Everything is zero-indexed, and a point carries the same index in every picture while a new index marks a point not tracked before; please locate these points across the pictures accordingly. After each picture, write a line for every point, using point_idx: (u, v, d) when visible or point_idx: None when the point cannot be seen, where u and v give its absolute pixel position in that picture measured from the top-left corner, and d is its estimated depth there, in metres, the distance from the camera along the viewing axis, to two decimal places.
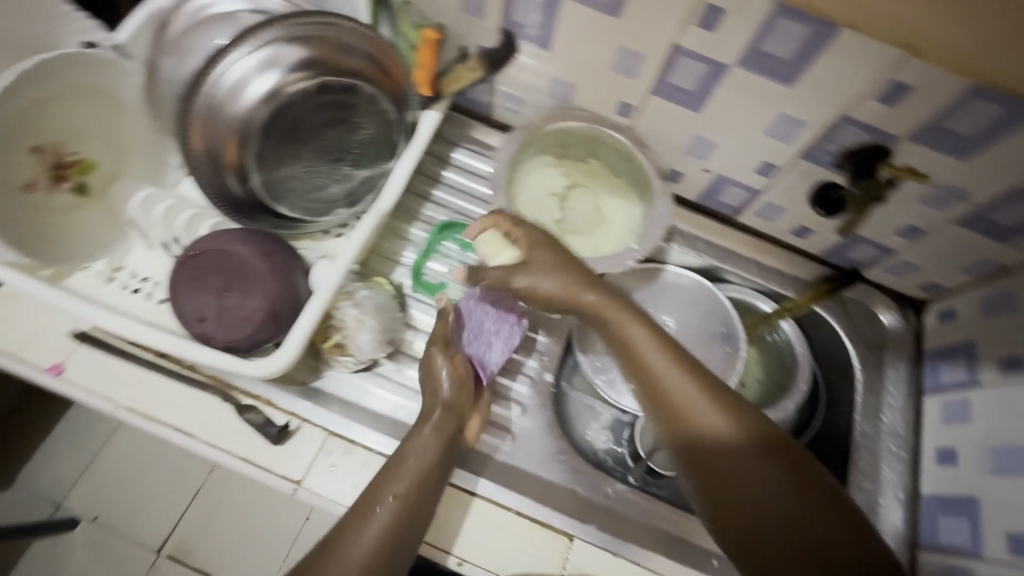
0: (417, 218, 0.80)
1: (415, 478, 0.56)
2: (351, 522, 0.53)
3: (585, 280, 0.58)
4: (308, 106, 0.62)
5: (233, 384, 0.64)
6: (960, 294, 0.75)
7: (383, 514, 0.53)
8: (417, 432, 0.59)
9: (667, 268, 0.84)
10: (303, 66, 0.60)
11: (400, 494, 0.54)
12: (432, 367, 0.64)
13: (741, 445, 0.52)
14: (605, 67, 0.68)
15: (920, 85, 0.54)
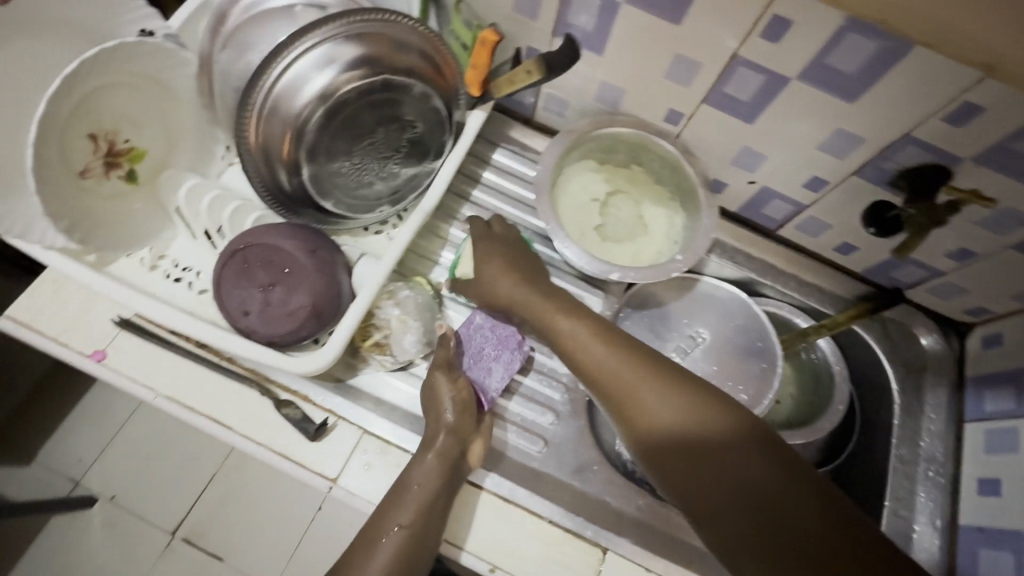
0: (455, 217, 0.79)
1: (418, 511, 0.56)
2: (363, 547, 0.55)
3: (532, 287, 0.65)
4: (363, 105, 0.59)
5: (271, 378, 0.64)
6: (1008, 320, 0.73)
7: (386, 547, 0.54)
8: (421, 457, 0.59)
9: (702, 279, 0.84)
10: (360, 63, 0.58)
11: (405, 525, 0.55)
12: (434, 390, 0.63)
13: (678, 419, 0.52)
14: (657, 75, 0.67)
15: (991, 106, 0.53)
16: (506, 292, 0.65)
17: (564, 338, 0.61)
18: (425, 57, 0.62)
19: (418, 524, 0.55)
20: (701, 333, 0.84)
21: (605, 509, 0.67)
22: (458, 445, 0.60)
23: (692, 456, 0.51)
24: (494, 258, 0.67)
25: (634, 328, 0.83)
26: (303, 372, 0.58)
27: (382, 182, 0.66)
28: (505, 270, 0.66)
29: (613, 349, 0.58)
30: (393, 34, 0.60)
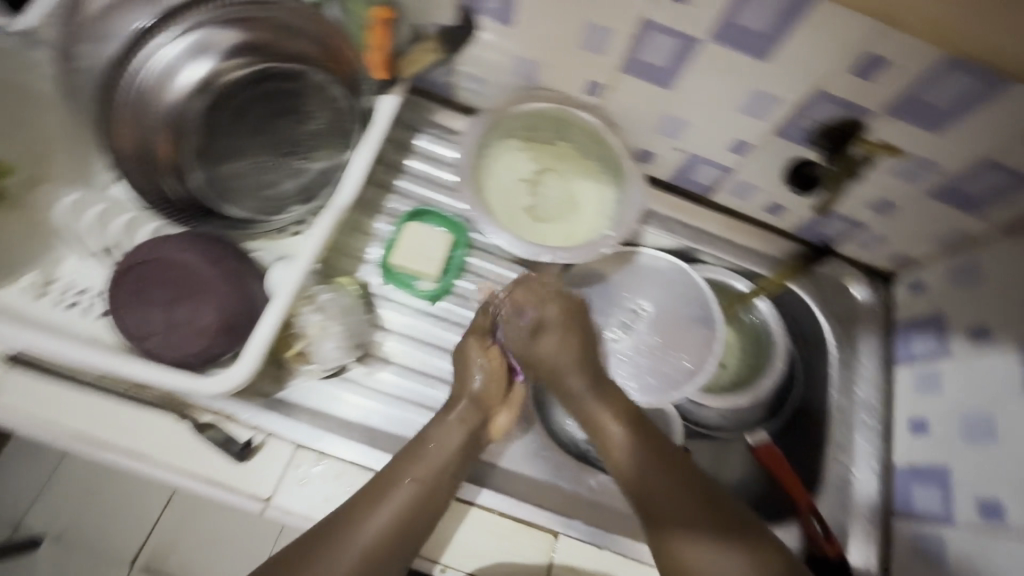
0: (379, 211, 0.75)
1: (429, 472, 0.58)
2: (375, 496, 0.55)
3: (584, 358, 0.66)
4: (247, 96, 0.61)
5: (189, 402, 0.60)
6: (928, 265, 0.76)
7: (392, 502, 0.55)
8: (441, 420, 0.62)
9: (642, 251, 0.83)
10: (238, 51, 0.58)
11: (416, 481, 0.57)
12: (467, 359, 0.66)
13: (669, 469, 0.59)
14: (572, 45, 0.64)
15: (896, 58, 0.53)
16: (547, 355, 0.66)
17: (600, 415, 0.63)
18: (320, 44, 0.61)
19: (431, 485, 0.57)
20: (642, 305, 0.83)
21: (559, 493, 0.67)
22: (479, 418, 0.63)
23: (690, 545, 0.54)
24: (555, 321, 0.66)
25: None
26: (219, 393, 0.53)
27: (287, 180, 0.64)
28: (559, 336, 0.66)
29: (643, 439, 0.61)
30: (286, 19, 0.59)
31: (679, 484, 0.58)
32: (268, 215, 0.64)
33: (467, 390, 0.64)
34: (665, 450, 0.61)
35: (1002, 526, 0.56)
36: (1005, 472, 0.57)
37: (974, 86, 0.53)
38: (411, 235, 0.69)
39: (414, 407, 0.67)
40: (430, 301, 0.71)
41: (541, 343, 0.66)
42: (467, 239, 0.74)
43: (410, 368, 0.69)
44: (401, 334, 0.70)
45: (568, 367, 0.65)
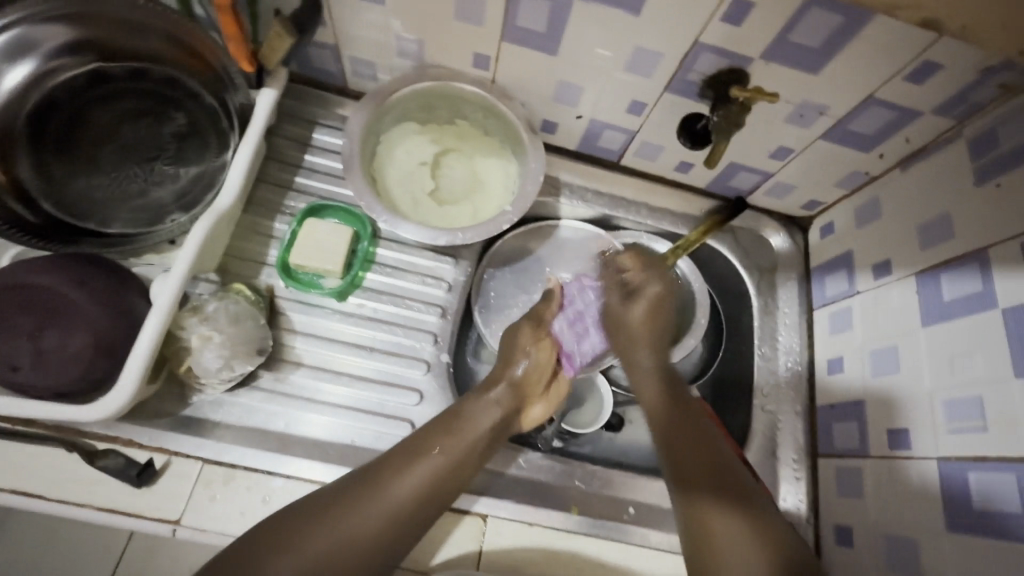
0: (279, 211, 0.72)
1: (460, 442, 0.59)
2: (400, 466, 0.56)
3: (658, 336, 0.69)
4: (92, 102, 0.60)
5: (81, 431, 0.58)
6: (836, 207, 0.76)
7: (426, 465, 0.56)
8: (479, 396, 0.64)
9: (560, 224, 0.82)
10: (67, 52, 0.57)
11: (443, 448, 0.58)
12: (510, 346, 0.69)
13: (712, 453, 0.59)
14: (447, 17, 0.62)
15: (760, 1, 0.52)
16: (631, 329, 0.69)
17: (669, 389, 0.66)
18: (172, 39, 0.59)
19: (459, 452, 0.58)
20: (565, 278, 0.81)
21: (487, 476, 0.66)
22: (517, 401, 0.66)
23: (714, 522, 0.54)
24: (648, 295, 0.70)
25: (500, 286, 0.80)
26: (104, 417, 0.52)
27: (160, 188, 0.62)
28: (643, 316, 0.69)
29: (689, 425, 0.62)
30: (127, 15, 0.56)
31: (717, 468, 0.58)
32: (146, 227, 0.61)
33: (504, 374, 0.66)
34: (709, 436, 0.61)
35: (908, 452, 0.58)
36: (907, 401, 0.59)
37: (839, 23, 0.52)
38: (311, 231, 0.67)
39: (328, 407, 0.65)
40: (340, 299, 0.70)
41: (627, 312, 0.70)
42: (372, 229, 0.72)
43: (323, 368, 0.67)
44: (310, 336, 0.68)
45: (642, 337, 0.69)
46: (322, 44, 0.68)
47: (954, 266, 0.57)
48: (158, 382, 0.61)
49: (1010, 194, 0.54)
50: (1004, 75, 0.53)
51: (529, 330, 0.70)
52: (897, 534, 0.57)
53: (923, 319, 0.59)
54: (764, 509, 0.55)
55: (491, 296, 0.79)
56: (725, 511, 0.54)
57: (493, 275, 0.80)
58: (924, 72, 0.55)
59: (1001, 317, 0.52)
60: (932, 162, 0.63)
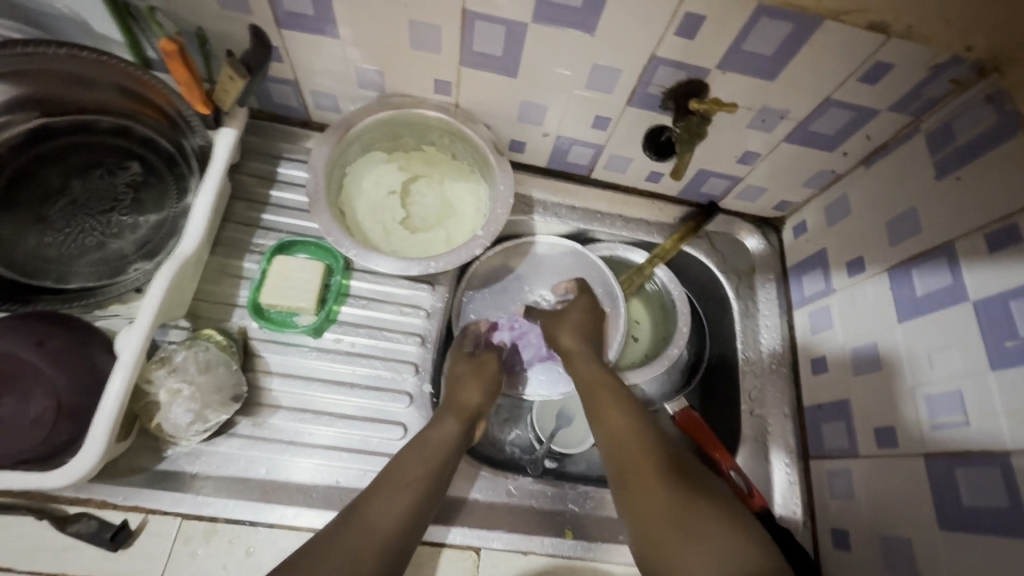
0: (248, 250, 0.71)
1: (432, 465, 0.57)
2: (382, 495, 0.53)
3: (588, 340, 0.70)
4: (41, 158, 0.61)
5: (52, 496, 0.56)
6: (807, 206, 0.77)
7: (405, 494, 0.53)
8: (442, 419, 0.62)
9: (536, 240, 0.80)
10: (17, 107, 0.59)
11: (420, 474, 0.55)
12: (482, 376, 0.68)
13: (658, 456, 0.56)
14: (404, 46, 0.61)
15: (712, 13, 0.52)
16: (566, 349, 0.70)
17: (608, 385, 0.64)
18: (121, 89, 0.60)
19: (434, 475, 0.56)
20: (543, 296, 0.79)
21: (478, 507, 0.64)
22: (473, 424, 0.64)
23: (665, 517, 0.52)
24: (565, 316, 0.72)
25: (480, 308, 0.78)
26: (76, 478, 0.51)
27: (120, 238, 0.61)
28: (574, 334, 0.70)
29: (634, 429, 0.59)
30: (73, 69, 0.57)
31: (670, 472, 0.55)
32: (108, 279, 0.59)
33: (467, 400, 0.65)
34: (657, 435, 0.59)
35: (895, 450, 0.58)
36: (890, 398, 0.59)
37: (791, 30, 0.53)
38: (282, 268, 0.66)
39: (307, 448, 0.63)
40: (317, 335, 0.68)
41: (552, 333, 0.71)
42: (344, 262, 0.71)
43: (301, 409, 0.65)
44: (287, 376, 0.66)
45: (567, 343, 0.69)
46: (281, 80, 0.68)
47: (923, 261, 0.58)
48: (130, 439, 0.59)
49: (971, 186, 0.54)
50: (955, 70, 0.54)
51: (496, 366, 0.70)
52: (891, 534, 0.57)
53: (899, 315, 0.60)
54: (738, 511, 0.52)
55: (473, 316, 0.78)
56: (695, 516, 0.50)
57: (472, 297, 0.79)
58: (878, 72, 0.56)
59: (973, 309, 0.52)
60: (895, 158, 0.63)
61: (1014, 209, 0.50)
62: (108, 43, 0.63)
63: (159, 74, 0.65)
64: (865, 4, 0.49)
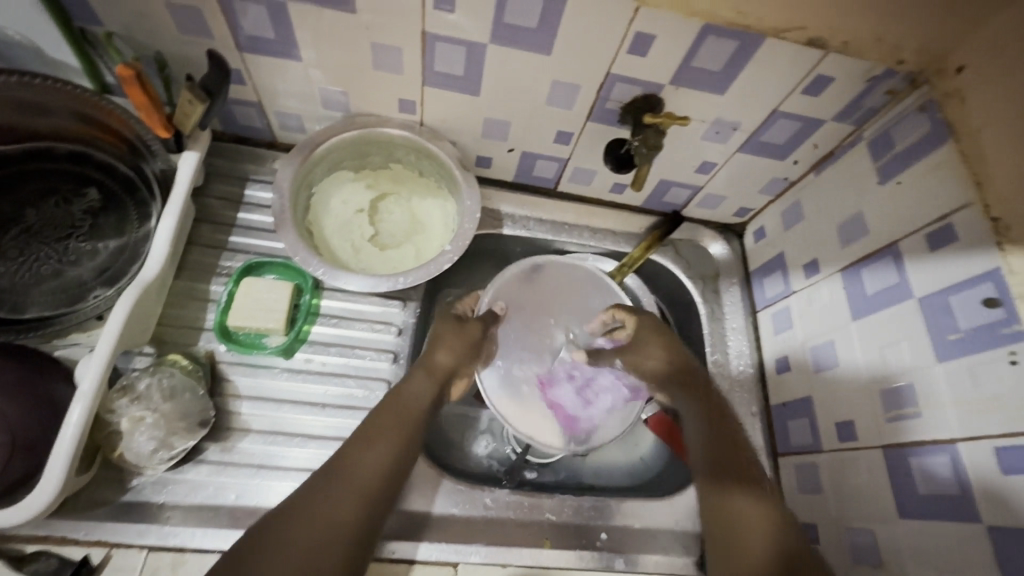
0: (215, 273, 0.70)
1: (405, 419, 0.61)
2: (363, 448, 0.57)
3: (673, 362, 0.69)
4: None
5: (9, 535, 0.54)
6: (765, 211, 0.80)
7: (382, 445, 0.58)
8: (414, 375, 0.65)
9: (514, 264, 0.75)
10: None
11: (396, 426, 0.60)
12: (462, 342, 0.69)
13: (742, 476, 0.59)
14: (367, 68, 0.62)
15: (662, 33, 0.54)
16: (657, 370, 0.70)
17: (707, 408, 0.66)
18: (78, 116, 0.59)
19: (410, 431, 0.61)
20: (574, 332, 0.75)
21: (453, 522, 0.64)
22: (446, 384, 0.67)
23: (740, 528, 0.55)
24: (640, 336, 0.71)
25: (513, 359, 0.72)
26: (34, 514, 0.49)
27: (78, 266, 0.60)
28: (661, 355, 0.69)
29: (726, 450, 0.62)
30: (26, 97, 0.56)
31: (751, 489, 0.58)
32: (67, 307, 0.58)
33: (444, 362, 0.67)
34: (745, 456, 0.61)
35: (855, 443, 0.60)
36: (847, 394, 0.61)
37: (736, 48, 0.55)
38: (250, 288, 0.66)
39: (279, 471, 0.62)
40: (287, 356, 0.68)
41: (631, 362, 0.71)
42: (314, 280, 0.70)
43: (272, 431, 0.64)
44: (256, 399, 0.65)
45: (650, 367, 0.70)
46: (244, 102, 0.68)
47: (871, 261, 0.61)
48: (92, 471, 0.57)
49: (910, 190, 0.57)
50: (889, 82, 0.58)
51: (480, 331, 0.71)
52: (856, 524, 0.59)
53: (853, 313, 0.62)
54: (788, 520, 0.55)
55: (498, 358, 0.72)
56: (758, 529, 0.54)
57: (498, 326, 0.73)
58: (820, 84, 0.59)
59: (918, 305, 0.55)
60: (841, 164, 0.66)
61: (949, 210, 0.53)
62: (64, 69, 0.62)
63: (118, 99, 0.65)
64: (803, 22, 0.52)
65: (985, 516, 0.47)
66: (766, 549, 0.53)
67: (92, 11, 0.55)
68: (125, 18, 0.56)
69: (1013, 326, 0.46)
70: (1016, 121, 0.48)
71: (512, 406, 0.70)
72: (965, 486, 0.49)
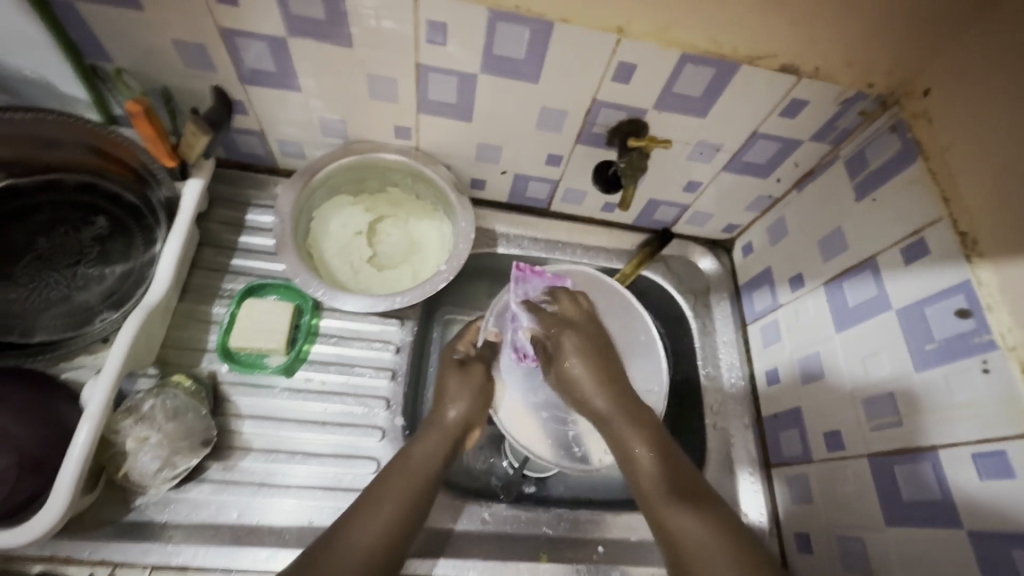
0: (217, 295, 0.72)
1: (414, 482, 0.59)
2: (367, 508, 0.55)
3: (619, 398, 0.65)
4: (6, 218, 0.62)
5: (17, 555, 0.56)
6: (752, 227, 0.82)
7: (388, 510, 0.56)
8: (427, 435, 0.64)
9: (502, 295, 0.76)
10: None
11: (402, 491, 0.57)
12: (467, 387, 0.70)
13: (664, 487, 0.58)
14: (364, 97, 0.65)
15: (642, 63, 0.57)
16: (575, 373, 0.67)
17: (628, 434, 0.62)
18: (87, 147, 0.62)
19: (417, 493, 0.58)
20: None
21: (451, 536, 0.65)
22: (457, 439, 0.67)
23: (691, 547, 0.53)
24: (570, 345, 0.68)
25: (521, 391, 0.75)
26: (38, 535, 0.50)
27: (86, 290, 0.62)
28: (577, 345, 0.68)
29: (658, 458, 0.60)
30: (37, 132, 0.59)
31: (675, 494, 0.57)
32: (74, 330, 0.60)
33: (451, 416, 0.67)
34: (674, 464, 0.60)
35: (843, 452, 0.61)
36: (834, 404, 0.63)
37: (714, 76, 0.58)
38: (251, 310, 0.68)
39: (281, 489, 0.64)
40: (287, 375, 0.69)
41: (560, 370, 0.68)
42: (313, 301, 0.72)
43: (273, 449, 0.66)
44: (258, 418, 0.67)
45: (599, 403, 0.65)
46: (247, 131, 0.71)
47: (852, 274, 0.63)
48: (97, 491, 0.59)
49: (886, 206, 0.60)
50: (862, 104, 0.61)
51: (484, 375, 0.73)
52: (846, 532, 0.60)
53: (836, 325, 0.64)
54: (721, 508, 0.56)
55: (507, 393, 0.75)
56: (693, 525, 0.54)
57: (503, 363, 0.76)
58: (795, 107, 0.62)
59: (896, 317, 0.57)
60: (821, 181, 0.69)
61: (921, 226, 0.55)
62: (76, 104, 0.65)
63: (126, 130, 0.68)
64: (776, 50, 0.55)
65: (964, 522, 0.48)
66: (702, 544, 0.53)
67: (103, 49, 0.59)
68: (134, 55, 0.59)
69: (984, 336, 0.48)
70: (977, 142, 0.50)
71: (542, 440, 0.72)
72: (946, 494, 0.50)
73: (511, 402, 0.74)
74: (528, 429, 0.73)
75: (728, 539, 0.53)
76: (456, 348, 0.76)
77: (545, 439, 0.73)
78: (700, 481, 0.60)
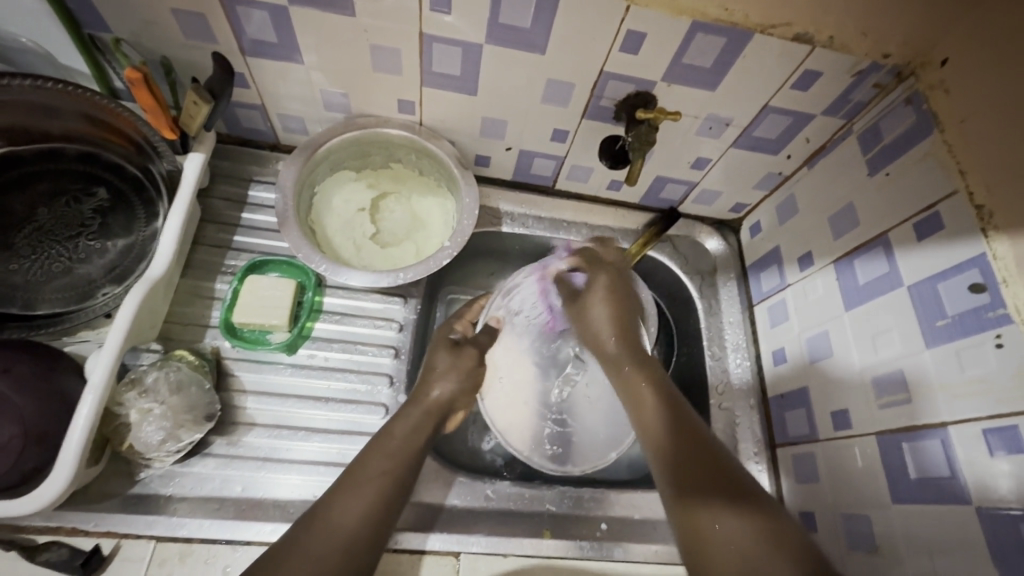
0: (220, 271, 0.72)
1: (398, 460, 0.58)
2: (348, 487, 0.55)
3: (628, 343, 0.66)
4: (8, 188, 0.61)
5: (22, 526, 0.56)
6: (761, 207, 0.81)
7: (370, 489, 0.55)
8: (412, 409, 0.63)
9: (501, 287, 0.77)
10: None
11: (385, 469, 0.57)
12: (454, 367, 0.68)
13: (680, 455, 0.55)
14: (367, 70, 0.64)
15: (652, 32, 0.56)
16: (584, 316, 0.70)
17: (637, 383, 0.63)
18: (87, 117, 0.61)
19: (402, 468, 0.57)
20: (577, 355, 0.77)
21: (454, 513, 0.65)
22: (438, 419, 0.65)
23: (717, 531, 0.50)
24: (600, 286, 0.70)
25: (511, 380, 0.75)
26: (42, 505, 0.51)
27: (87, 263, 0.62)
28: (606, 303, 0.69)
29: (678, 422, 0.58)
30: (39, 101, 0.58)
31: (699, 462, 0.54)
32: (77, 303, 0.60)
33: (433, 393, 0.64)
34: (698, 437, 0.56)
35: (850, 431, 0.61)
36: (842, 383, 0.62)
37: (726, 46, 0.57)
38: (253, 287, 0.67)
39: (285, 464, 0.64)
40: (290, 352, 0.69)
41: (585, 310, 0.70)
42: (316, 278, 0.72)
43: (277, 426, 0.66)
44: (262, 394, 0.67)
45: (609, 347, 0.67)
46: (248, 105, 0.70)
47: (864, 251, 0.62)
48: (102, 464, 0.60)
49: (899, 182, 0.58)
50: (876, 76, 0.59)
51: (476, 360, 0.69)
52: (852, 511, 0.60)
53: (845, 304, 0.63)
54: (766, 502, 0.51)
55: (498, 381, 0.74)
56: (726, 516, 0.50)
57: (496, 351, 0.75)
58: (809, 79, 0.60)
59: (908, 294, 0.56)
60: (832, 158, 0.68)
61: (936, 200, 0.54)
62: (74, 75, 0.64)
63: (126, 103, 0.67)
64: (790, 18, 0.53)
65: (974, 498, 0.48)
66: (741, 538, 0.48)
67: (101, 18, 0.58)
68: (132, 24, 0.58)
69: (998, 311, 0.47)
70: (995, 112, 0.49)
71: (516, 433, 0.72)
72: (956, 471, 0.49)
73: (496, 390, 0.73)
74: (513, 417, 0.73)
75: (781, 536, 0.48)
76: (454, 329, 0.74)
77: (526, 432, 0.72)
78: (737, 471, 0.54)
